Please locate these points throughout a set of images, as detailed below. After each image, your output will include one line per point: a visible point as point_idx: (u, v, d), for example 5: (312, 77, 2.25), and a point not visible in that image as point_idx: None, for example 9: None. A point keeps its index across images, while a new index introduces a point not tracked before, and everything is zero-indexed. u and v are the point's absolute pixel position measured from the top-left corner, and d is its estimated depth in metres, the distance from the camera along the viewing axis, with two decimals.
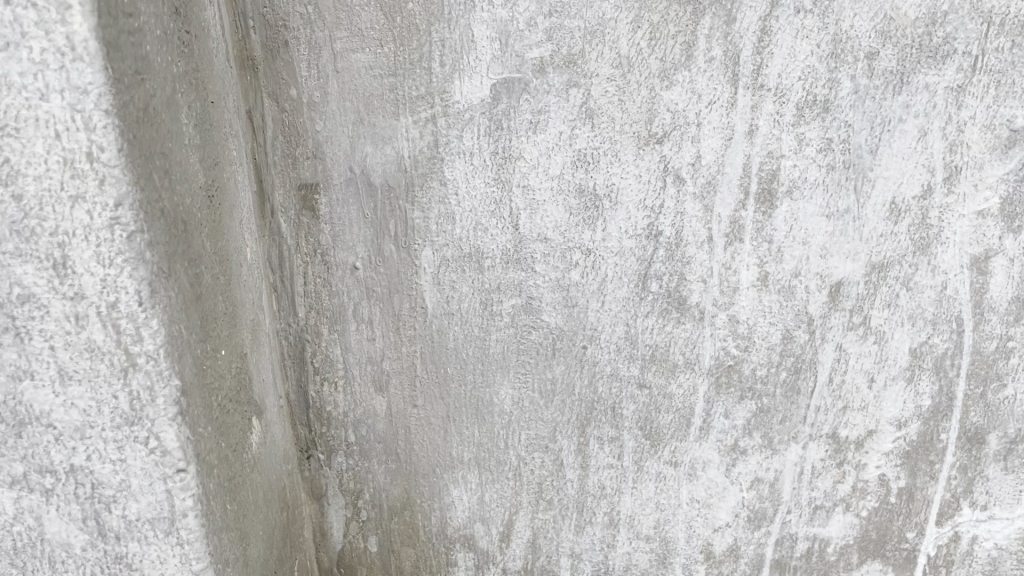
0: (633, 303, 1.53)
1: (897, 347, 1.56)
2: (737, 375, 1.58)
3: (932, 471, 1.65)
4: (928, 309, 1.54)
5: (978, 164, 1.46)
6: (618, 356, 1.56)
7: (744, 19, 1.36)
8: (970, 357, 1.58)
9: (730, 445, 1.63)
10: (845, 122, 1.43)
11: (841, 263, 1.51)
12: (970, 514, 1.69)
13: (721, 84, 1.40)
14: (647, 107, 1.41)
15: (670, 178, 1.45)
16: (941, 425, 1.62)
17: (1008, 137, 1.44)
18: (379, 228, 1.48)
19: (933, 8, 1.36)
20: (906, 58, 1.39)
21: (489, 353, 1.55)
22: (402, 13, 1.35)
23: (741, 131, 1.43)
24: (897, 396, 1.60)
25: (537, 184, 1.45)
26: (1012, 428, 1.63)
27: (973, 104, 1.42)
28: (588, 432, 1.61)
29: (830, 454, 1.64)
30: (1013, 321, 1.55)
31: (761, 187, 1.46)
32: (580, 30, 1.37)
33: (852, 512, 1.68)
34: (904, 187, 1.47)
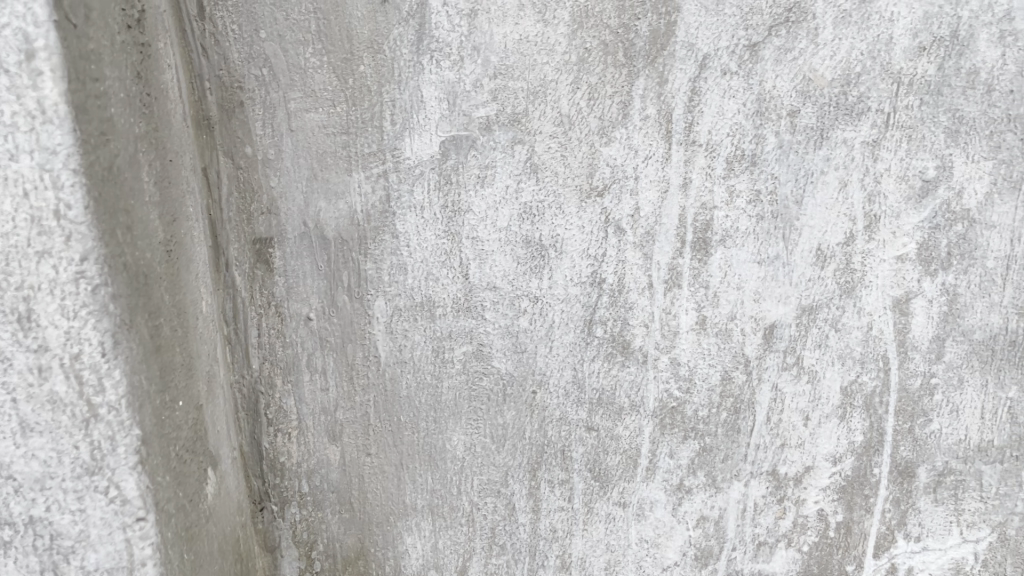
0: (579, 348, 1.59)
1: (829, 385, 1.66)
2: (680, 416, 1.65)
3: (867, 504, 1.73)
4: (856, 348, 1.64)
5: (895, 213, 1.57)
6: (566, 400, 1.62)
7: (675, 80, 1.47)
8: (897, 394, 1.67)
9: (675, 484, 1.69)
10: (772, 175, 1.53)
11: (774, 306, 1.60)
12: (904, 545, 1.75)
13: (656, 141, 1.49)
14: (587, 162, 1.49)
15: (611, 229, 1.53)
16: (873, 460, 1.71)
17: (921, 187, 1.56)
18: (332, 279, 1.52)
19: (847, 71, 1.49)
20: (825, 115, 1.50)
21: (442, 400, 1.59)
22: (354, 75, 1.42)
23: (676, 183, 1.52)
24: (831, 433, 1.68)
25: (485, 236, 1.51)
26: (939, 460, 1.71)
27: (888, 156, 1.54)
28: (539, 475, 1.65)
29: (770, 491, 1.70)
30: (935, 358, 1.65)
31: (696, 236, 1.55)
32: (524, 90, 1.45)
33: (795, 547, 1.74)
34: (829, 235, 1.57)
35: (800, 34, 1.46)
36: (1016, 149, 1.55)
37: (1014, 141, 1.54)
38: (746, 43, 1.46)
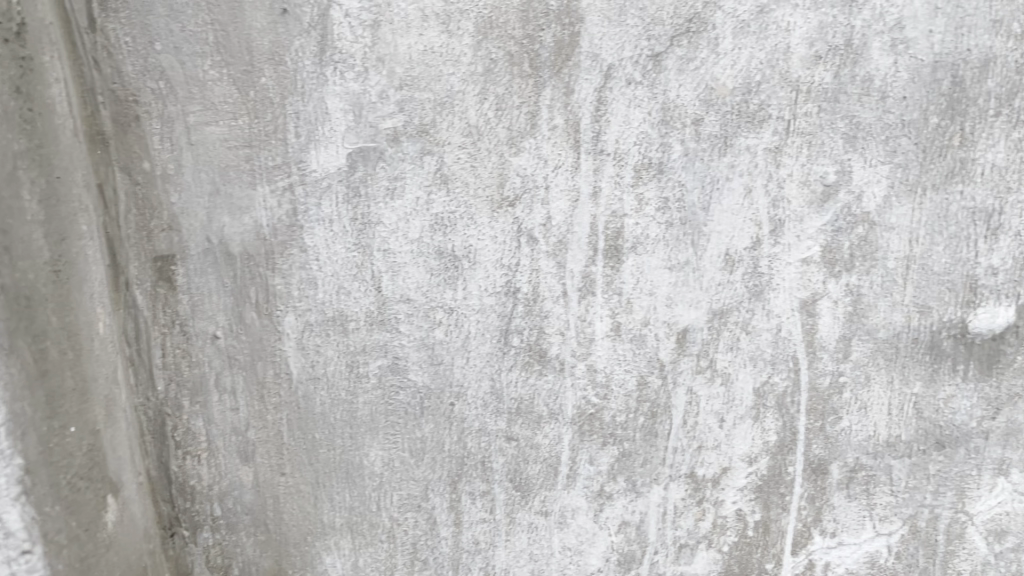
0: (496, 358, 1.59)
1: (742, 387, 1.69)
2: (599, 423, 1.67)
3: (784, 502, 1.76)
4: (767, 349, 1.68)
5: (799, 217, 1.61)
6: (485, 411, 1.61)
7: (582, 90, 1.49)
8: (807, 393, 1.71)
9: (596, 491, 1.70)
10: (678, 182, 1.56)
11: (686, 311, 1.63)
12: (821, 542, 1.79)
13: (565, 150, 1.51)
14: (497, 172, 1.50)
15: (524, 238, 1.54)
16: (788, 459, 1.74)
17: (823, 192, 1.60)
18: (239, 295, 1.49)
19: (747, 79, 1.53)
20: (728, 122, 1.54)
21: (357, 416, 1.56)
22: (255, 87, 1.42)
23: (586, 192, 1.54)
24: (746, 433, 1.72)
25: (397, 248, 1.50)
26: (851, 457, 1.75)
27: (790, 162, 1.58)
28: (460, 488, 1.64)
29: (689, 493, 1.73)
30: (843, 357, 1.70)
31: (608, 244, 1.57)
32: (431, 101, 1.45)
33: (715, 547, 1.76)
34: (736, 240, 1.61)
35: (700, 44, 1.50)
36: (911, 153, 1.60)
37: (908, 145, 1.60)
38: (649, 53, 1.49)
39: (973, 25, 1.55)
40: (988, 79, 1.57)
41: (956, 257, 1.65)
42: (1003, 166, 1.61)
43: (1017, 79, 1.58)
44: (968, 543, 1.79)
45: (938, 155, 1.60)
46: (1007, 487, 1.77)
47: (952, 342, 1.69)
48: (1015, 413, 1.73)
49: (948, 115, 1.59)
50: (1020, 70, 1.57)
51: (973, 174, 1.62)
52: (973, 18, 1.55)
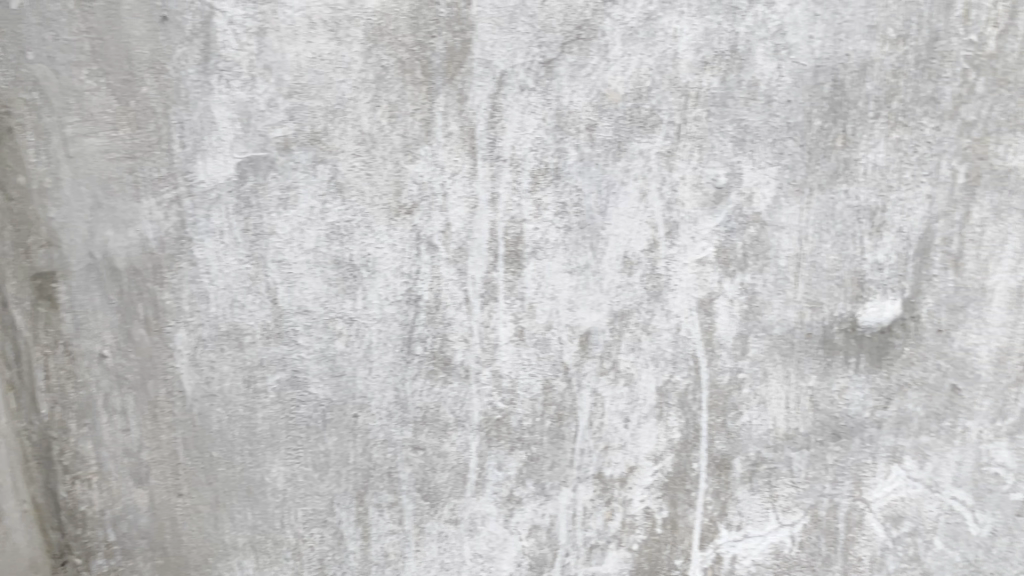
0: (399, 367, 1.59)
1: (645, 386, 1.72)
2: (506, 428, 1.67)
3: (689, 498, 1.80)
4: (667, 349, 1.71)
5: (693, 219, 1.65)
6: (390, 421, 1.61)
7: (476, 97, 1.52)
8: (708, 390, 1.75)
9: (505, 496, 1.70)
10: (575, 187, 1.58)
11: (587, 313, 1.65)
12: (727, 535, 1.83)
13: (461, 157, 1.53)
14: (393, 180, 1.52)
15: (423, 245, 1.55)
16: (692, 456, 1.78)
17: (715, 194, 1.65)
18: (125, 310, 1.52)
19: (637, 85, 1.56)
20: (621, 127, 1.57)
21: (257, 432, 1.57)
22: (136, 97, 1.46)
23: (484, 199, 1.56)
24: (650, 432, 1.75)
25: (293, 258, 1.52)
26: (752, 451, 1.80)
27: (682, 166, 1.62)
28: (367, 500, 1.63)
29: (598, 493, 1.75)
30: (740, 354, 1.75)
31: (508, 250, 1.59)
32: (322, 109, 1.49)
33: (625, 546, 1.79)
34: (633, 242, 1.64)
35: (591, 50, 1.53)
36: (797, 155, 1.66)
37: (794, 147, 1.65)
38: (541, 60, 1.52)
39: (850, 31, 1.62)
40: (867, 82, 1.64)
41: (844, 253, 1.72)
42: (884, 166, 1.68)
43: (893, 82, 1.65)
44: (868, 530, 1.85)
45: (823, 156, 1.67)
46: (901, 474, 1.83)
47: (843, 336, 1.76)
48: (905, 402, 1.80)
49: (830, 118, 1.65)
50: (895, 73, 1.65)
51: (856, 174, 1.68)
52: (850, 24, 1.61)
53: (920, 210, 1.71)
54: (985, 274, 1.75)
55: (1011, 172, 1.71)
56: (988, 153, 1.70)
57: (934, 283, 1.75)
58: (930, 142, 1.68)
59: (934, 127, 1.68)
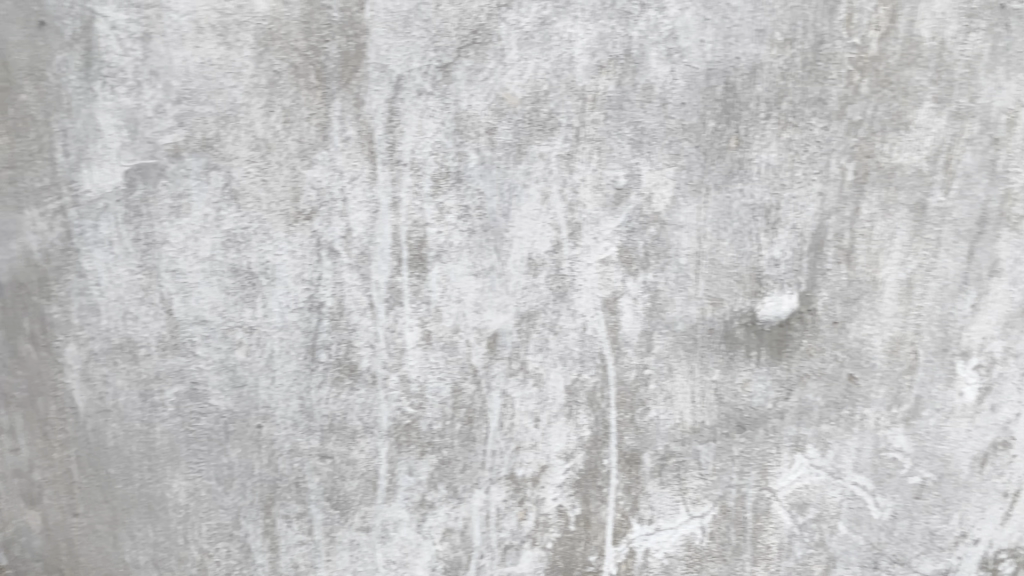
0: (304, 375, 1.60)
1: (554, 386, 1.74)
2: (416, 433, 1.68)
3: (601, 495, 1.83)
4: (574, 348, 1.74)
5: (595, 220, 1.68)
6: (296, 430, 1.62)
7: (372, 101, 1.54)
8: (616, 387, 1.78)
9: (417, 501, 1.71)
10: (477, 191, 1.60)
11: (494, 315, 1.67)
12: (639, 529, 1.86)
13: (360, 162, 1.56)
14: (291, 186, 1.54)
15: (324, 251, 1.57)
16: (602, 452, 1.81)
17: (615, 195, 1.68)
18: (10, 326, 1.54)
19: (534, 89, 1.58)
20: (521, 130, 1.60)
21: (155, 447, 1.59)
22: (15, 106, 1.49)
23: (385, 203, 1.58)
24: (560, 431, 1.77)
25: (188, 268, 1.54)
26: (660, 445, 1.84)
27: (582, 168, 1.65)
28: (274, 511, 1.64)
29: (511, 494, 1.76)
30: (646, 351, 1.78)
31: (412, 254, 1.60)
32: (213, 114, 1.51)
33: (539, 545, 1.80)
34: (537, 244, 1.66)
35: (487, 54, 1.55)
36: (693, 156, 1.70)
37: (690, 148, 1.70)
38: (438, 64, 1.54)
39: (739, 35, 1.67)
40: (757, 84, 1.70)
41: (742, 250, 1.77)
42: (777, 165, 1.75)
43: (782, 84, 1.71)
44: (775, 518, 1.91)
45: (718, 157, 1.72)
46: (804, 463, 1.90)
47: (744, 330, 1.82)
48: (805, 392, 1.86)
49: (724, 119, 1.70)
50: (784, 76, 1.71)
51: (750, 174, 1.74)
52: (739, 28, 1.67)
53: (812, 207, 1.78)
54: (875, 267, 1.82)
55: (897, 169, 1.78)
56: (874, 151, 1.77)
57: (828, 277, 1.82)
58: (819, 141, 1.75)
59: (823, 127, 1.75)
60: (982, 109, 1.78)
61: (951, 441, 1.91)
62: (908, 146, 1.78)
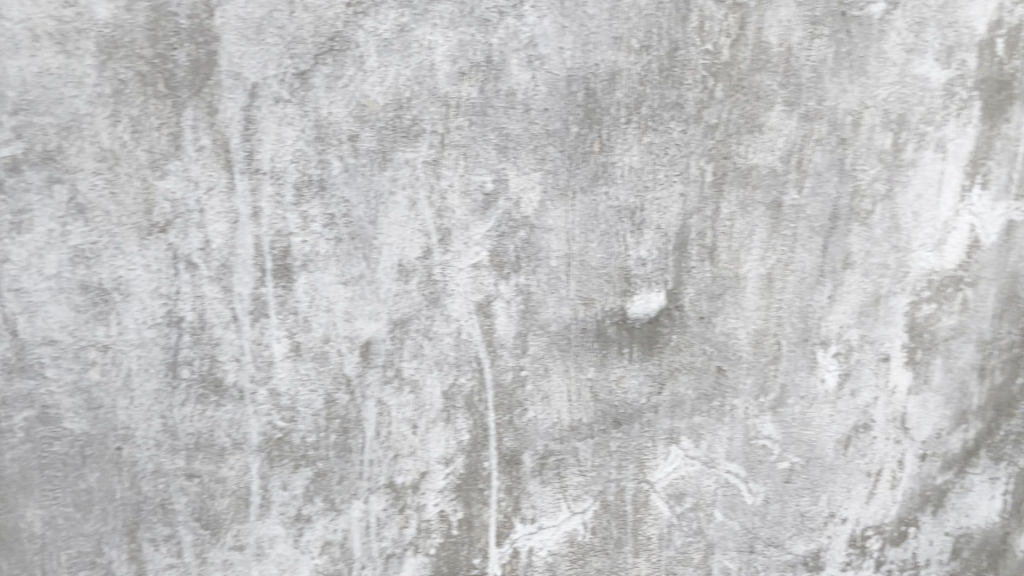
0: (166, 393, 1.59)
1: (430, 392, 1.75)
2: (288, 446, 1.67)
3: (483, 497, 1.84)
4: (449, 353, 1.74)
5: (465, 225, 1.69)
6: (159, 450, 1.60)
7: (227, 109, 1.52)
8: (493, 390, 1.80)
9: (293, 515, 1.69)
10: (343, 199, 1.60)
11: (366, 323, 1.66)
12: (522, 529, 1.89)
13: (216, 171, 1.54)
14: (142, 199, 1.52)
15: (181, 264, 1.55)
16: (482, 455, 1.82)
17: (483, 200, 1.70)
18: None
19: (396, 96, 1.59)
20: (384, 137, 1.60)
21: (6, 475, 1.56)
22: None
23: (246, 213, 1.56)
24: (438, 436, 1.78)
25: (33, 286, 1.51)
26: (540, 445, 1.87)
27: (448, 174, 1.66)
28: (139, 536, 1.63)
29: (390, 502, 1.76)
30: (521, 352, 1.81)
31: (276, 264, 1.59)
32: (54, 126, 1.47)
33: (422, 552, 1.80)
34: (406, 250, 1.66)
35: (346, 61, 1.55)
36: (558, 160, 1.74)
37: (556, 153, 1.73)
38: (294, 71, 1.53)
39: (597, 42, 1.71)
40: (616, 90, 1.75)
41: (610, 251, 1.82)
42: (639, 167, 1.80)
43: (640, 89, 1.76)
44: (654, 510, 1.97)
45: (582, 162, 1.76)
46: (679, 454, 1.96)
47: (616, 328, 1.86)
48: (677, 385, 1.93)
49: (586, 124, 1.74)
50: (642, 81, 1.76)
51: (614, 177, 1.79)
52: (597, 35, 1.71)
53: (675, 207, 1.84)
54: (737, 264, 1.90)
55: (753, 169, 1.86)
56: (731, 153, 1.85)
57: (693, 274, 1.89)
58: (678, 144, 1.81)
59: (681, 130, 1.81)
60: (829, 111, 1.87)
61: (815, 426, 2.01)
62: (762, 147, 1.86)
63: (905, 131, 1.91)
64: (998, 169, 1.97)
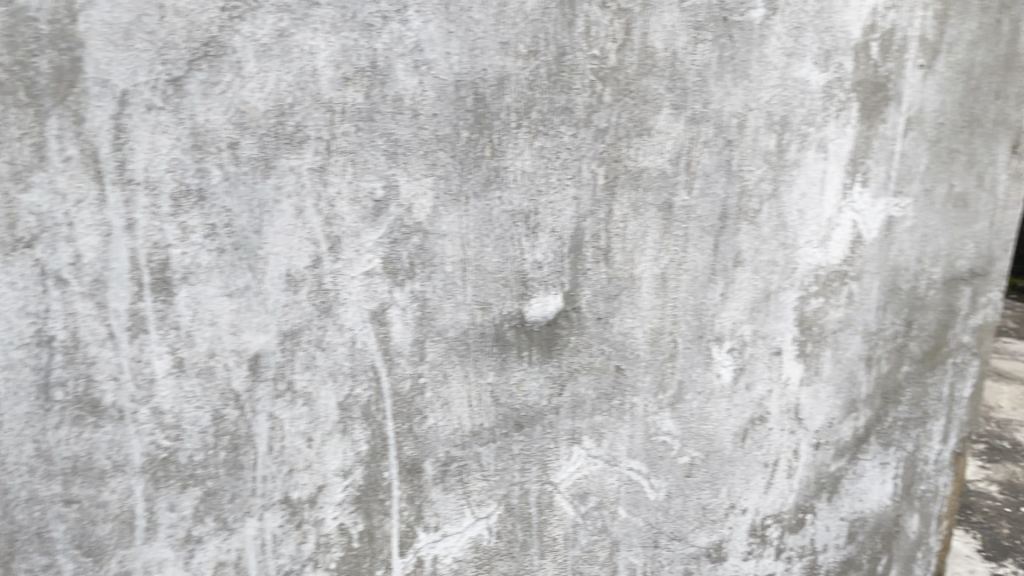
0: (38, 417, 1.52)
1: (325, 403, 1.72)
2: (174, 466, 1.63)
3: (384, 508, 1.84)
4: (344, 363, 1.71)
5: (355, 232, 1.66)
6: (33, 476, 1.54)
7: (94, 118, 1.44)
8: (391, 399, 1.78)
9: (182, 537, 1.68)
10: (224, 209, 1.55)
11: (254, 335, 1.62)
12: (426, 537, 1.90)
13: (85, 182, 1.46)
14: (4, 212, 1.43)
15: (50, 281, 1.47)
16: (381, 465, 1.81)
17: (374, 207, 1.67)
18: None
19: (277, 102, 1.54)
20: (266, 144, 1.55)
21: None
22: None
23: (119, 225, 1.49)
24: (335, 448, 1.75)
25: None
26: (441, 451, 1.87)
27: (336, 181, 1.62)
28: (14, 567, 1.58)
29: (287, 518, 1.75)
30: (418, 360, 1.79)
31: (154, 277, 1.53)
32: None
33: (322, 566, 1.81)
34: (295, 259, 1.63)
35: (222, 67, 1.49)
36: (449, 166, 1.72)
37: (446, 158, 1.71)
38: (167, 78, 1.46)
39: (484, 47, 1.68)
40: (505, 95, 1.73)
41: (505, 255, 1.82)
42: (531, 172, 1.80)
43: (529, 94, 1.75)
44: (558, 511, 2.03)
45: (474, 167, 1.74)
46: (582, 454, 2.01)
47: (515, 332, 1.87)
48: (577, 386, 1.96)
49: (477, 129, 1.72)
50: (530, 86, 1.74)
51: (507, 181, 1.78)
52: (484, 40, 1.67)
53: (568, 211, 1.85)
54: (632, 264, 1.94)
55: (643, 172, 1.89)
56: (622, 156, 1.86)
57: (589, 276, 1.91)
58: (569, 148, 1.81)
59: (572, 134, 1.81)
60: (715, 113, 1.91)
61: (714, 420, 2.12)
62: (652, 149, 1.88)
63: (788, 132, 1.98)
64: (875, 167, 2.09)
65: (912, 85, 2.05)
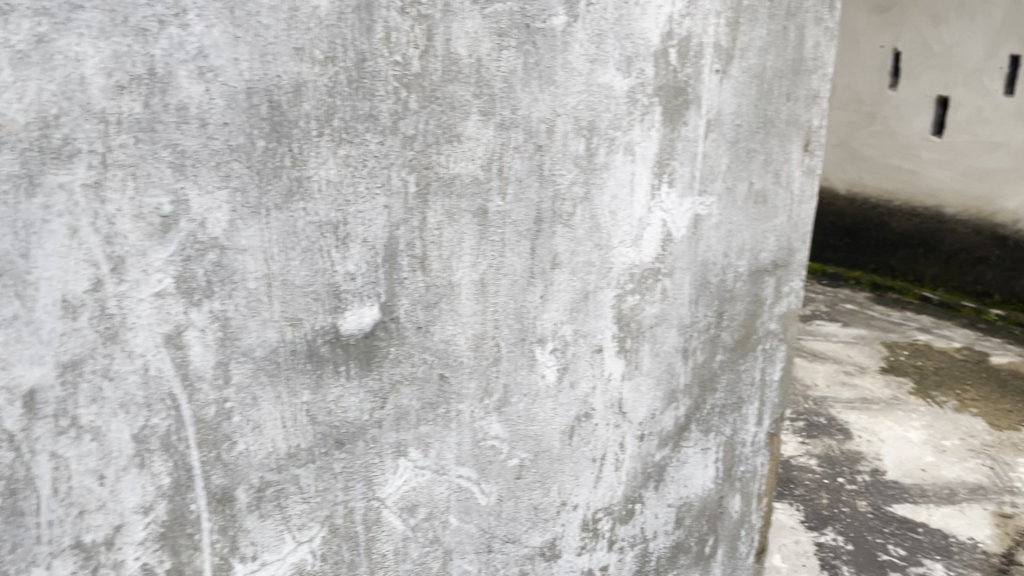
0: None
1: (117, 437, 1.60)
2: None
3: (193, 542, 1.74)
4: (136, 393, 1.60)
5: (140, 251, 1.55)
6: None
7: None
8: (194, 427, 1.68)
9: None
10: None
11: (26, 368, 1.47)
12: (243, 568, 1.81)
13: None
14: None
15: None
16: (187, 498, 1.70)
17: (161, 223, 1.56)
18: None
19: (40, 114, 1.41)
20: (29, 160, 1.42)
21: None
22: None
23: None
24: (131, 484, 1.63)
25: None
26: (255, 477, 1.78)
27: (114, 197, 1.51)
28: None
29: (80, 564, 1.61)
30: (223, 383, 1.69)
31: None
32: None
33: None
34: (71, 283, 1.49)
35: None
36: (245, 177, 1.63)
37: (241, 169, 1.63)
38: None
39: (276, 53, 1.61)
40: (303, 102, 1.66)
41: (314, 268, 1.75)
42: (337, 181, 1.73)
43: (329, 101, 1.69)
44: (386, 526, 1.99)
45: (273, 177, 1.66)
46: (409, 466, 1.98)
47: (330, 347, 1.81)
48: (400, 397, 1.93)
49: (274, 138, 1.64)
50: (330, 93, 1.68)
51: (311, 192, 1.71)
52: (275, 46, 1.60)
53: (379, 220, 1.81)
54: (449, 272, 1.93)
55: (455, 178, 1.88)
56: (432, 163, 1.84)
57: (406, 285, 1.88)
58: (377, 155, 1.77)
59: (378, 142, 1.76)
60: (523, 119, 1.93)
61: (541, 421, 2.15)
62: (462, 155, 1.87)
63: (596, 137, 2.03)
64: (681, 168, 2.18)
65: (710, 89, 2.16)
